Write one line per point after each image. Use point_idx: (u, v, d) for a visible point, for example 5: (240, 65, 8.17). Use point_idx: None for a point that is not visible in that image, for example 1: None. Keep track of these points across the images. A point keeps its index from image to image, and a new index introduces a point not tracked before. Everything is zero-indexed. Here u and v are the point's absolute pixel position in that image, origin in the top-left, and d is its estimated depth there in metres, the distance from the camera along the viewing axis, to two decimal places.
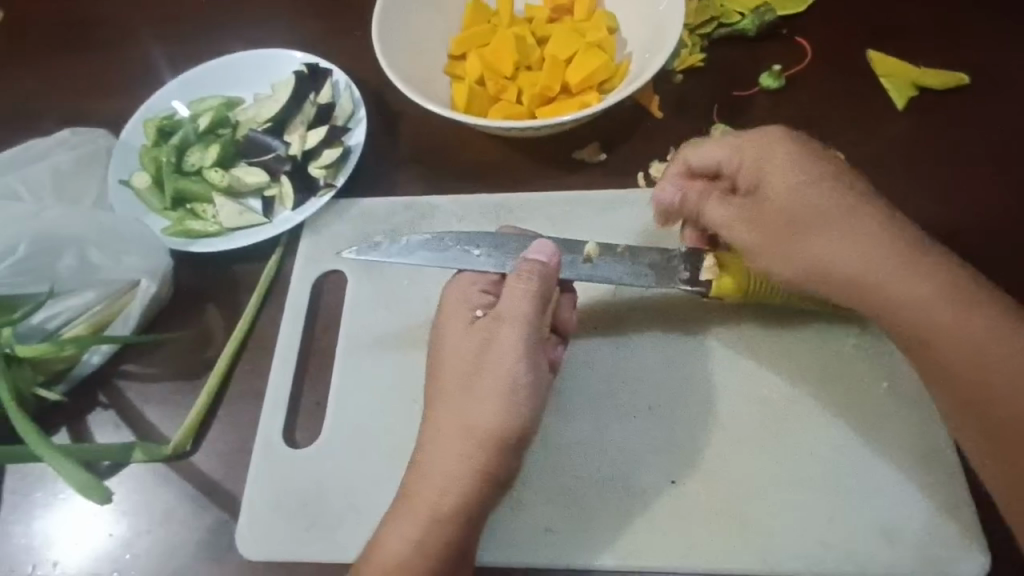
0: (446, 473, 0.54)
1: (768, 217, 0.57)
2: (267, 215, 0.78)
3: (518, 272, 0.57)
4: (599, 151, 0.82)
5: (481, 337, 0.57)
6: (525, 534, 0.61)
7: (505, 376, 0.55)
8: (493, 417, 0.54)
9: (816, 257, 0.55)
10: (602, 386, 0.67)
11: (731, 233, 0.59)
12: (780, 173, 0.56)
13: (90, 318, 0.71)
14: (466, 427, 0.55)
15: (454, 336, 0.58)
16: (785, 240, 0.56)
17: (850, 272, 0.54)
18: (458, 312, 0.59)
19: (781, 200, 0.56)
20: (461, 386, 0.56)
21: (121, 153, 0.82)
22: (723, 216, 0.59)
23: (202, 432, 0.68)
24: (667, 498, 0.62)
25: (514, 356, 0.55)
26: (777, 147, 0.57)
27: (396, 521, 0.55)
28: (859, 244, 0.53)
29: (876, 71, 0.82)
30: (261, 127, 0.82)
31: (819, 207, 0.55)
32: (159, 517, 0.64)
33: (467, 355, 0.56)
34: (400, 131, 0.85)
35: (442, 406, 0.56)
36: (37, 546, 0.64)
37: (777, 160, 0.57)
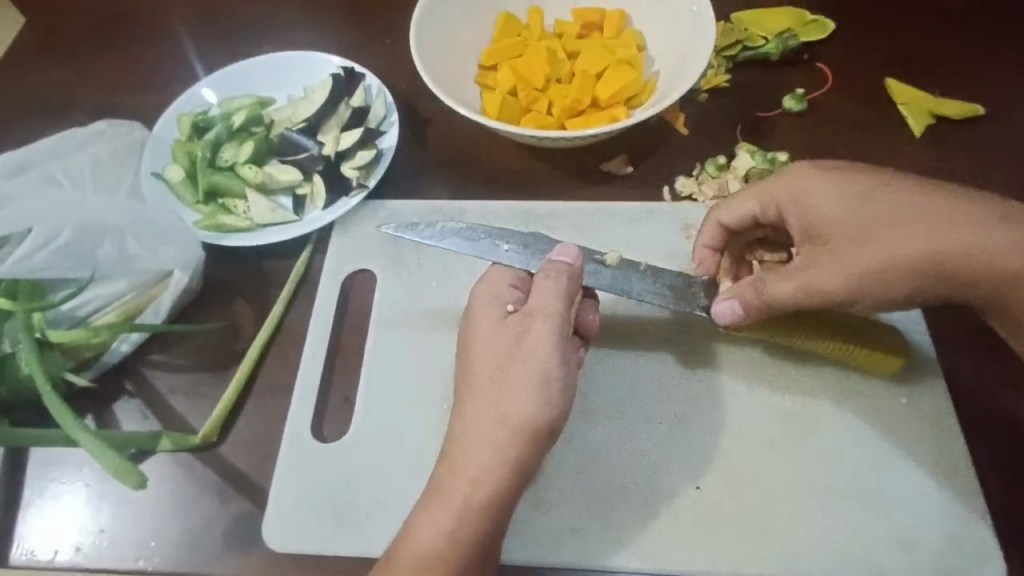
0: (477, 464, 0.53)
1: (838, 252, 0.57)
2: (298, 213, 0.79)
3: (545, 272, 0.58)
4: (626, 164, 0.84)
5: (513, 331, 0.56)
6: (550, 534, 0.62)
7: (540, 367, 0.54)
8: (529, 407, 0.53)
9: (910, 256, 0.54)
10: (627, 393, 0.68)
11: (810, 279, 0.58)
12: (822, 202, 0.58)
13: (122, 306, 0.72)
14: (499, 417, 0.54)
15: (484, 330, 0.58)
16: (869, 259, 0.55)
17: (943, 250, 0.53)
18: (488, 306, 0.59)
19: (842, 227, 0.57)
20: (494, 378, 0.55)
21: (156, 147, 0.84)
22: (796, 287, 0.58)
23: (229, 424, 0.68)
24: (691, 502, 0.63)
25: (547, 349, 0.55)
26: (808, 179, 0.59)
27: (425, 514, 0.54)
28: (933, 217, 0.54)
29: (894, 99, 0.85)
30: (296, 127, 0.84)
31: (877, 210, 0.56)
32: (186, 505, 0.64)
33: (501, 348, 0.56)
34: (430, 136, 0.87)
35: (473, 399, 0.55)
36: (63, 531, 0.64)
37: (819, 199, 0.58)
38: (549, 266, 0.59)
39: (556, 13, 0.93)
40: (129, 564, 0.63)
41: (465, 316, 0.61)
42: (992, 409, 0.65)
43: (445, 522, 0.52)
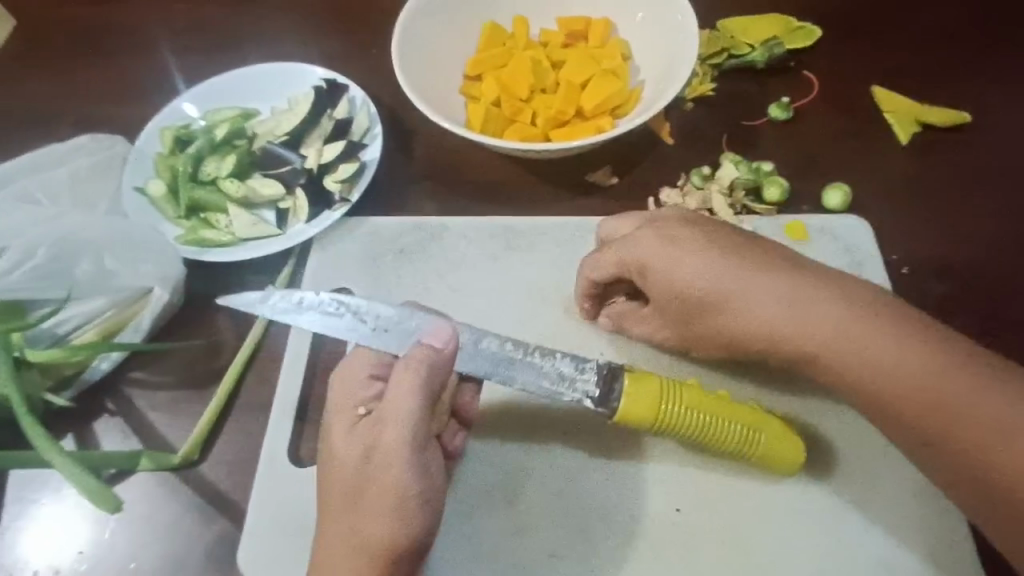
0: None
1: (670, 315, 0.65)
2: (281, 227, 0.78)
3: (403, 366, 0.54)
4: (611, 175, 0.83)
5: (365, 440, 0.53)
6: (528, 559, 0.62)
7: (391, 489, 0.52)
8: (384, 532, 0.52)
9: (721, 339, 0.62)
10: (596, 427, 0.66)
11: (657, 335, 0.69)
12: (660, 276, 0.61)
13: (102, 323, 0.71)
14: (357, 541, 0.52)
15: (339, 438, 0.55)
16: (694, 329, 0.64)
17: (755, 345, 0.59)
18: (347, 407, 0.56)
19: (672, 304, 0.63)
20: (355, 495, 0.53)
21: (136, 160, 0.82)
22: (647, 327, 0.69)
23: (210, 442, 0.68)
24: (672, 526, 0.63)
25: (399, 470, 0.52)
26: (640, 245, 0.63)
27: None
28: (751, 310, 0.58)
29: (880, 106, 0.85)
30: (278, 140, 0.83)
31: (705, 295, 0.60)
32: (166, 527, 0.64)
33: (352, 465, 0.53)
34: (415, 148, 0.86)
35: (337, 513, 0.54)
36: (43, 554, 0.64)
37: (656, 270, 0.62)
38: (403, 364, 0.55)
39: (540, 22, 0.93)
40: None
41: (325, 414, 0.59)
42: None
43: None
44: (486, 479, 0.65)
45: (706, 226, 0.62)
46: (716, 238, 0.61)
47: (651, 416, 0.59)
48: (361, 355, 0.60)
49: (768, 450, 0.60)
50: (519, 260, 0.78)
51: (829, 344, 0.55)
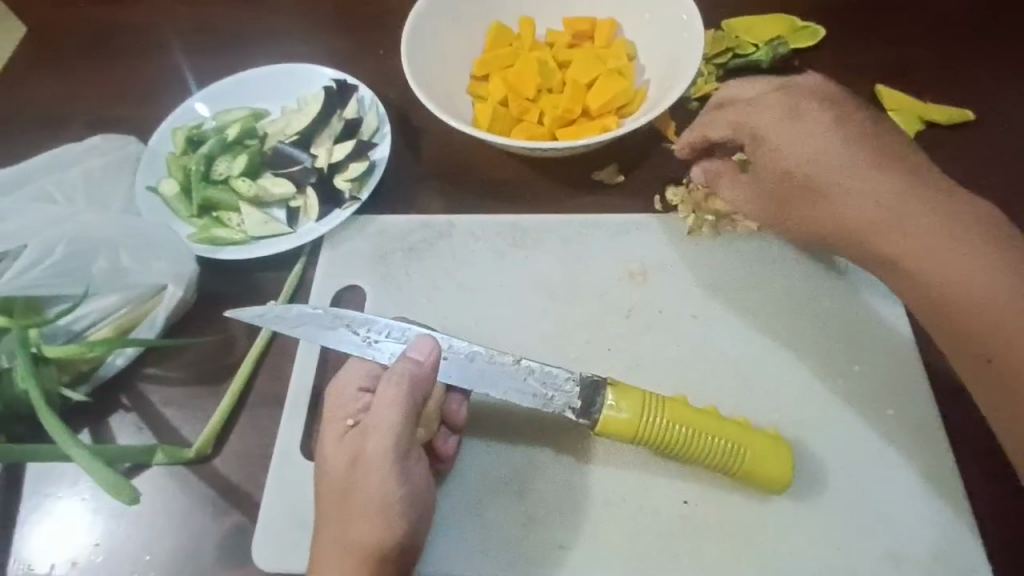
0: None
1: (768, 185, 0.66)
2: (292, 225, 0.80)
3: (387, 378, 0.56)
4: (617, 173, 0.84)
5: (353, 448, 0.55)
6: (538, 549, 0.63)
7: (376, 493, 0.54)
8: (372, 533, 0.53)
9: (813, 215, 0.63)
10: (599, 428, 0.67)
11: (745, 206, 0.70)
12: (784, 137, 0.62)
13: (117, 320, 0.73)
14: (347, 543, 0.54)
15: (327, 446, 0.57)
16: (790, 204, 0.64)
17: (850, 220, 0.61)
18: (339, 415, 0.58)
19: (775, 172, 0.64)
20: (341, 504, 0.55)
21: (149, 160, 0.83)
22: (734, 196, 0.70)
23: (224, 436, 0.69)
24: (680, 517, 0.64)
25: (383, 475, 0.54)
26: (769, 106, 0.64)
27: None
28: (860, 185, 0.60)
29: (884, 105, 0.85)
30: (289, 139, 0.84)
31: (819, 158, 0.61)
32: (180, 520, 0.65)
33: (341, 470, 0.55)
34: (423, 148, 0.87)
35: (324, 520, 0.56)
36: (59, 546, 0.65)
37: (778, 129, 0.63)
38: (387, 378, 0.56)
39: (546, 22, 0.94)
40: None
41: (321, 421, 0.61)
42: (976, 420, 0.67)
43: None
44: (486, 473, 0.66)
45: (841, 105, 0.63)
46: (850, 115, 0.63)
47: (629, 432, 0.61)
48: (356, 367, 0.62)
49: (754, 467, 0.61)
50: (527, 257, 0.79)
51: (906, 236, 0.58)
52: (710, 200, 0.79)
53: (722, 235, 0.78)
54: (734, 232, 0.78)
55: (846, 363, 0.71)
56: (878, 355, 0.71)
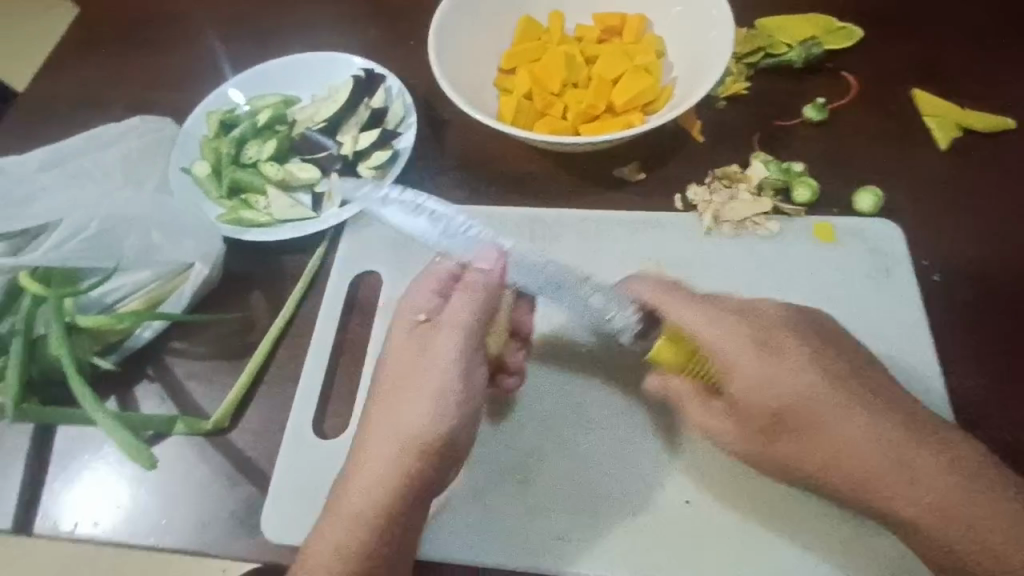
0: (371, 474, 0.57)
1: (753, 424, 0.58)
2: (316, 210, 0.82)
3: (466, 283, 0.62)
4: (640, 171, 0.83)
5: (436, 333, 0.61)
6: (537, 539, 0.63)
7: (438, 379, 0.58)
8: (425, 418, 0.58)
9: (809, 458, 0.56)
10: (612, 412, 0.69)
11: (727, 438, 0.60)
12: (767, 386, 0.57)
13: (146, 294, 0.76)
14: (398, 428, 0.58)
15: (406, 329, 0.62)
16: (776, 445, 0.58)
17: (845, 466, 0.55)
18: (424, 302, 0.63)
19: (763, 412, 0.57)
20: (406, 383, 0.59)
21: (184, 142, 0.87)
22: (713, 425, 0.60)
23: (242, 410, 0.71)
24: (681, 516, 0.63)
25: (447, 365, 0.59)
26: (734, 355, 0.58)
27: (333, 515, 0.57)
28: (852, 430, 0.55)
29: (919, 110, 0.83)
30: (317, 126, 0.86)
31: (800, 403, 0.56)
32: (196, 488, 0.68)
33: (411, 355, 0.60)
34: (447, 139, 0.88)
35: (384, 394, 0.60)
36: (83, 506, 0.68)
37: (761, 382, 0.57)
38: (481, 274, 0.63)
39: (576, 17, 0.94)
40: (143, 540, 0.66)
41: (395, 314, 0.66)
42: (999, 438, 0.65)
43: (351, 509, 0.56)
44: (491, 459, 0.67)
45: (760, 329, 0.59)
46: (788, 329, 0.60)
47: (682, 362, 0.61)
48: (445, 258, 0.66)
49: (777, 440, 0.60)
50: (543, 251, 0.80)
51: (920, 485, 0.54)
52: (731, 205, 0.79)
53: (741, 236, 0.78)
54: (754, 233, 0.78)
55: None
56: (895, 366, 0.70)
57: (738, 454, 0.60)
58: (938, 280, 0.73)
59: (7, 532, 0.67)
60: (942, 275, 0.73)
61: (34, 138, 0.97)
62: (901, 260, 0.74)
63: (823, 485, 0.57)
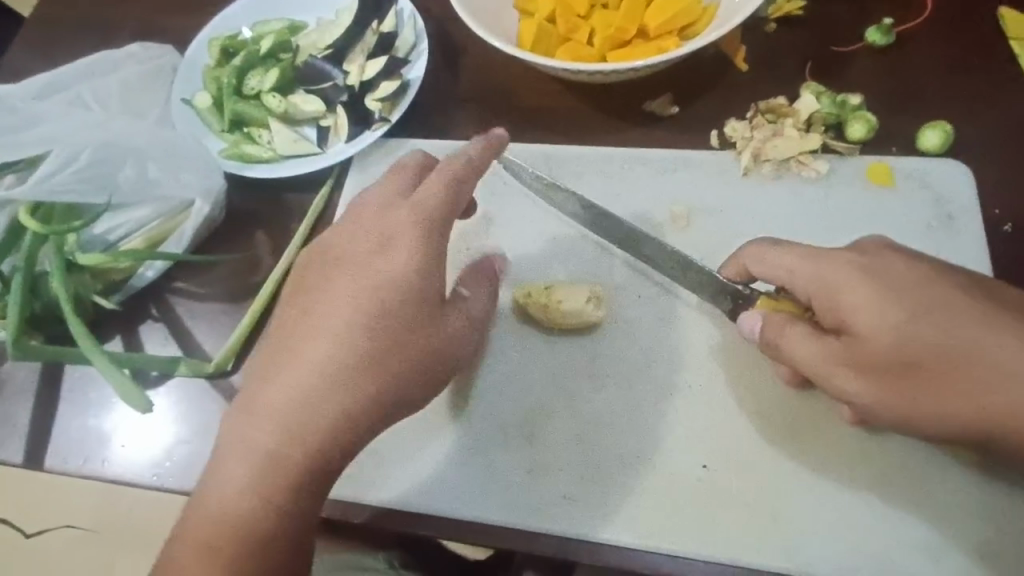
0: (291, 403, 0.51)
1: (876, 357, 0.48)
2: (321, 145, 0.77)
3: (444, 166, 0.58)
4: (672, 104, 0.75)
5: (399, 274, 0.54)
6: (544, 497, 0.60)
7: (390, 296, 0.53)
8: (361, 338, 0.52)
9: (943, 389, 0.48)
10: (624, 372, 0.64)
11: (849, 385, 0.50)
12: (863, 302, 0.49)
13: (148, 232, 0.74)
14: (331, 355, 0.52)
15: (366, 249, 0.55)
16: (905, 381, 0.48)
17: (986, 392, 0.47)
18: (395, 217, 0.56)
19: (884, 338, 0.48)
20: (376, 338, 0.52)
21: (185, 71, 0.82)
22: (813, 360, 0.51)
23: (244, 354, 0.69)
24: (697, 482, 0.59)
25: (404, 278, 0.54)
26: (850, 279, 0.50)
27: (237, 438, 0.51)
28: (999, 346, 0.47)
29: (1006, 33, 0.72)
30: (321, 54, 0.80)
31: (924, 314, 0.48)
32: (199, 429, 0.67)
33: (367, 264, 0.55)
34: (461, 66, 0.81)
35: (344, 324, 0.53)
36: (91, 443, 0.68)
37: (866, 297, 0.49)
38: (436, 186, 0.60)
39: None
40: (147, 479, 0.66)
41: (362, 211, 0.58)
42: None
43: (260, 440, 0.50)
44: (497, 415, 0.64)
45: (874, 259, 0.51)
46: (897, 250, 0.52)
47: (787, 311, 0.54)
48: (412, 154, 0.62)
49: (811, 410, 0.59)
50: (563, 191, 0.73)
51: None
52: (774, 142, 0.70)
53: (783, 177, 0.70)
54: (798, 174, 0.70)
55: None
56: None
57: (858, 405, 0.50)
58: (1009, 232, 0.64)
59: (19, 464, 0.68)
60: (1014, 226, 0.64)
61: (39, 63, 0.94)
62: (967, 207, 0.66)
63: (950, 425, 0.49)
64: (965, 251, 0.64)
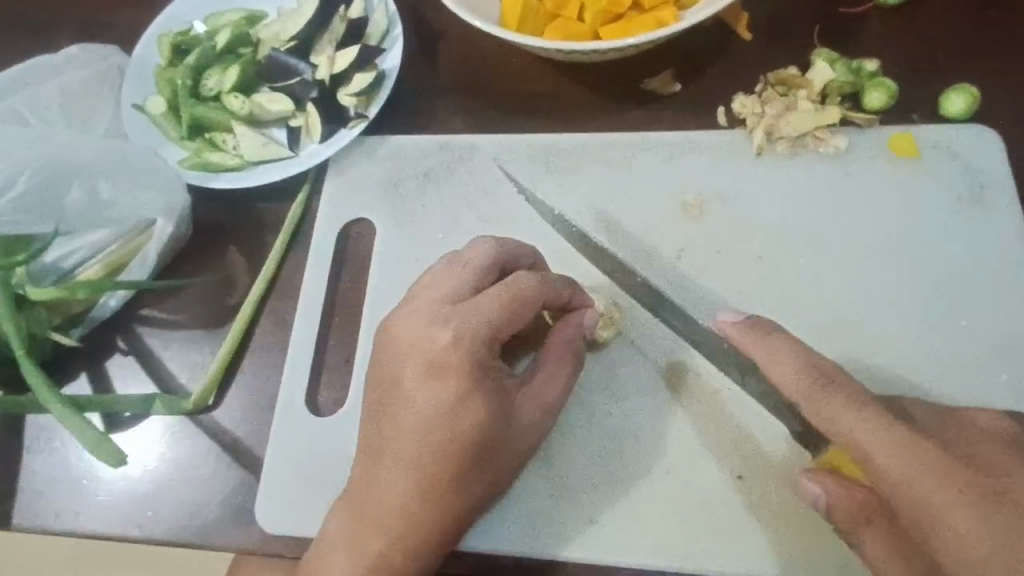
0: (389, 522, 0.49)
1: None
2: (293, 148, 0.69)
3: (506, 282, 0.52)
4: (673, 81, 0.69)
5: (465, 394, 0.49)
6: (563, 523, 0.55)
7: (465, 415, 0.49)
8: (446, 460, 0.49)
9: None
10: (633, 383, 0.59)
11: None
12: (954, 524, 0.40)
13: (106, 258, 0.66)
14: (417, 475, 0.49)
15: (421, 370, 0.50)
16: None
17: None
18: (444, 333, 0.50)
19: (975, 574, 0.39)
20: (458, 457, 0.49)
21: (134, 74, 0.74)
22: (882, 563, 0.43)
23: (225, 385, 0.63)
24: (733, 495, 0.55)
25: (478, 395, 0.49)
26: (956, 510, 0.40)
27: (333, 563, 0.50)
28: None
29: None
30: (284, 46, 0.71)
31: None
32: (182, 473, 0.61)
33: (430, 387, 0.50)
34: (440, 52, 0.73)
35: (421, 445, 0.49)
36: (64, 496, 0.62)
37: (955, 519, 0.40)
38: (489, 276, 0.54)
39: None
40: (129, 531, 0.60)
41: (407, 320, 0.52)
42: None
43: (369, 558, 0.49)
44: None
45: (978, 472, 0.41)
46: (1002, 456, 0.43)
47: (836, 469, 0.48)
48: (476, 247, 0.55)
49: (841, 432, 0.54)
50: (563, 184, 0.67)
51: None
52: (788, 117, 0.64)
53: (799, 155, 0.65)
54: (816, 151, 0.64)
55: (951, 315, 0.58)
56: (991, 304, 0.58)
57: None
58: None
59: None
60: None
61: None
62: (998, 174, 0.61)
63: None
64: (999, 223, 0.60)
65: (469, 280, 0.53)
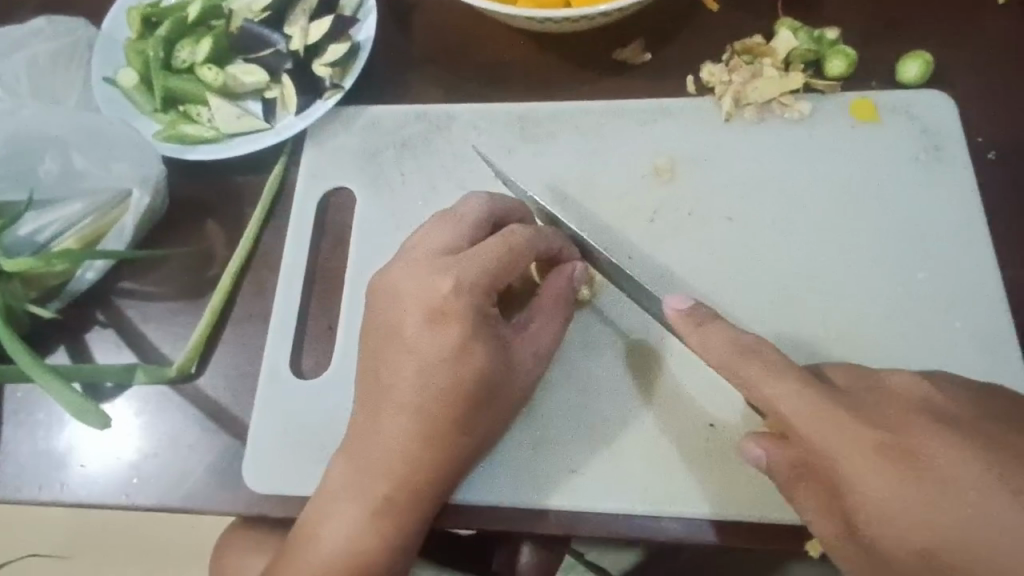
0: (387, 470, 0.51)
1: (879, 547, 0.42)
2: (269, 120, 0.70)
3: (501, 233, 0.53)
4: (643, 51, 0.70)
5: (464, 342, 0.51)
6: (548, 473, 0.57)
7: (464, 361, 0.51)
8: (446, 406, 0.51)
9: None
10: (616, 338, 0.61)
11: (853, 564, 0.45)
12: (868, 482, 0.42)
13: (80, 231, 0.65)
14: (419, 420, 0.51)
15: (422, 319, 0.52)
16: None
17: None
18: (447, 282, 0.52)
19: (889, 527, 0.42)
20: (458, 404, 0.51)
21: (104, 47, 0.73)
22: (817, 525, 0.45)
23: (207, 354, 0.64)
24: (707, 442, 0.57)
25: (477, 342, 0.52)
26: (870, 474, 0.42)
27: (319, 525, 0.52)
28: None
29: None
30: (257, 17, 0.71)
31: (933, 511, 0.41)
32: (166, 441, 0.61)
33: (431, 334, 0.51)
34: (415, 23, 0.74)
35: (421, 393, 0.51)
36: (47, 468, 0.62)
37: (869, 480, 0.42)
38: (482, 230, 0.56)
39: None
40: (115, 499, 0.60)
41: (405, 273, 0.54)
42: None
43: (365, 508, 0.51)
44: None
45: (899, 438, 0.43)
46: (926, 424, 0.44)
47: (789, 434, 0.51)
48: (469, 203, 0.56)
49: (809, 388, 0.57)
50: (538, 152, 0.69)
51: None
52: (753, 85, 0.67)
53: (765, 120, 0.67)
54: (781, 117, 0.67)
55: (908, 271, 0.61)
56: (944, 259, 0.61)
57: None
58: (993, 160, 0.64)
59: None
60: (998, 153, 0.64)
61: None
62: (951, 137, 0.64)
63: None
64: (952, 183, 0.63)
65: (465, 234, 0.55)
